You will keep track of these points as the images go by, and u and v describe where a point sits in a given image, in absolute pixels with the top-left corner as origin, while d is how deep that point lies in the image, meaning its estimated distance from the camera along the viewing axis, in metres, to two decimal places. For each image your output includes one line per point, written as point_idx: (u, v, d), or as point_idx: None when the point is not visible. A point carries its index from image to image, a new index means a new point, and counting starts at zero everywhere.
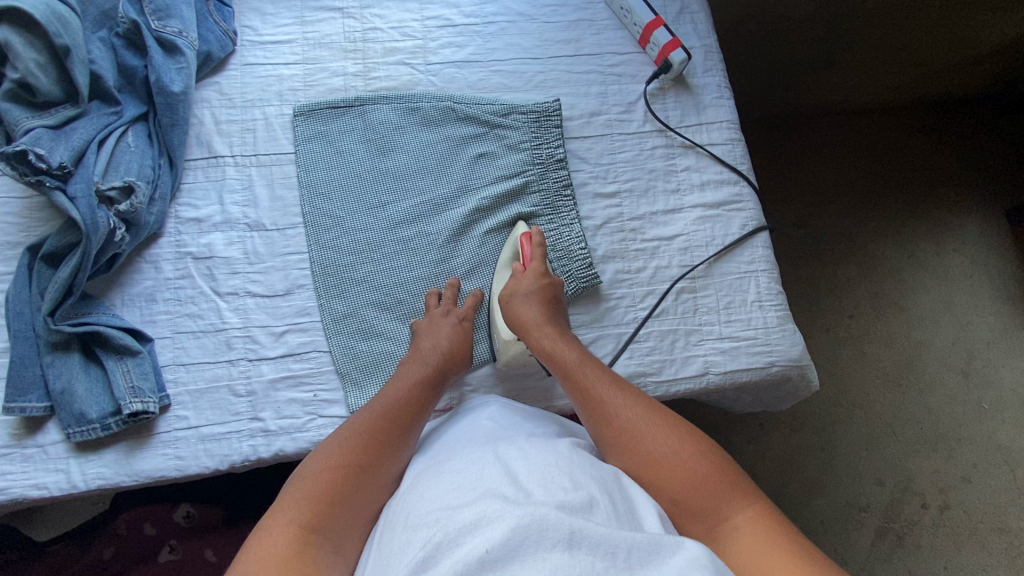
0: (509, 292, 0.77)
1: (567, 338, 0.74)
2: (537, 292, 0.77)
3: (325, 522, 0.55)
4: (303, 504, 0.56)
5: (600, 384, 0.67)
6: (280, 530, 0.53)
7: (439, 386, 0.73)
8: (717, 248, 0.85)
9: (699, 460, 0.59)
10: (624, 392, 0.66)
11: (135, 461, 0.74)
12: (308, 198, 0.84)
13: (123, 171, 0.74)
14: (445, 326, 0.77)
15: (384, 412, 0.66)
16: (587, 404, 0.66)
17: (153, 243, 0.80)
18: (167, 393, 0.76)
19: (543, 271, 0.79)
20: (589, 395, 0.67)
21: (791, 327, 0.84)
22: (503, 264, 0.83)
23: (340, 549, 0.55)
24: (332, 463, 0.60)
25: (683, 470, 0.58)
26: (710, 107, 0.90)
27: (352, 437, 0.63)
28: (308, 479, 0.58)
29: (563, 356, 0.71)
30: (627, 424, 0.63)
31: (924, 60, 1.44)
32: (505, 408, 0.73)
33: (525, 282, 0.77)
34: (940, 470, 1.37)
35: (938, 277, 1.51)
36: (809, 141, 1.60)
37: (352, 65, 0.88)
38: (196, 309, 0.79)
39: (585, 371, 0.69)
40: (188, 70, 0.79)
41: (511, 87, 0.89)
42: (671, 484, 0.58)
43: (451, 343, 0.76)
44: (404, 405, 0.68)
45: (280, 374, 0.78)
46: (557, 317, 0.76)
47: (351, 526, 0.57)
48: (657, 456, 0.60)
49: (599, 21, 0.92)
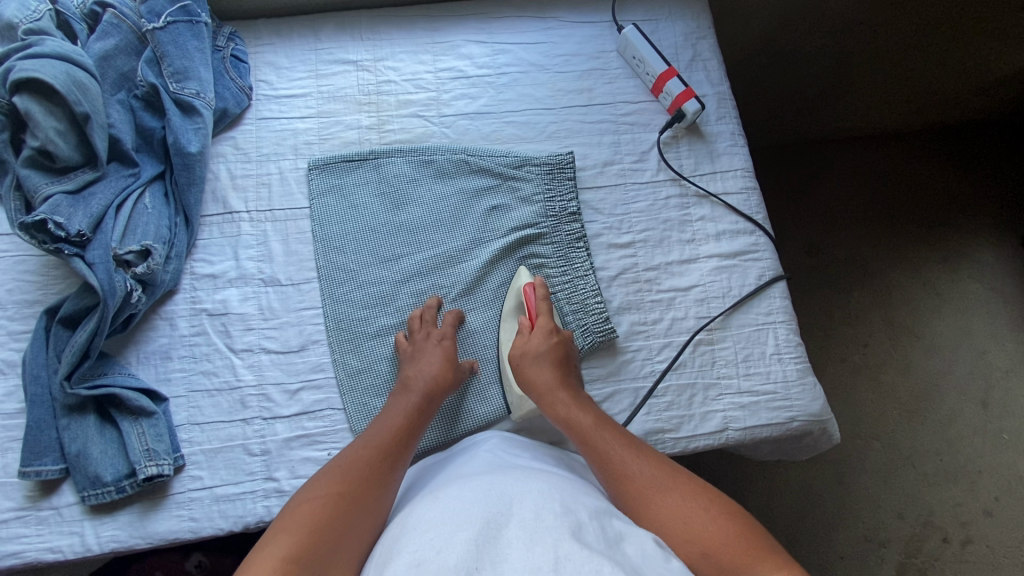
0: (519, 351, 0.77)
1: (581, 400, 0.73)
2: (548, 352, 0.76)
3: (313, 545, 0.54)
4: (290, 534, 0.54)
5: (618, 447, 0.66)
6: (266, 560, 0.51)
7: (431, 409, 0.73)
8: (733, 300, 0.84)
9: (724, 521, 0.58)
10: (643, 454, 0.66)
11: (149, 523, 0.74)
12: (321, 252, 0.83)
13: (139, 235, 0.74)
14: (427, 351, 0.76)
15: (367, 445, 0.66)
16: (609, 471, 0.65)
17: (169, 300, 0.80)
18: (181, 453, 0.76)
19: (551, 329, 0.78)
20: (606, 455, 0.66)
21: (810, 380, 0.82)
22: (507, 317, 0.83)
23: (331, 573, 0.53)
24: (319, 493, 0.59)
25: (710, 532, 0.57)
26: (724, 155, 0.90)
27: (336, 471, 0.62)
28: (296, 511, 0.57)
29: (579, 419, 0.70)
30: (651, 487, 0.62)
31: (933, 91, 1.44)
32: (506, 441, 0.74)
33: (535, 343, 0.77)
34: (962, 503, 1.34)
35: (954, 305, 1.49)
36: (821, 169, 1.58)
37: (367, 118, 0.89)
38: (211, 366, 0.79)
39: (603, 433, 0.68)
40: (205, 130, 0.80)
41: (524, 138, 0.89)
42: (700, 545, 0.56)
43: (435, 366, 0.75)
44: (388, 437, 0.68)
45: (295, 433, 0.78)
46: (570, 378, 0.75)
47: (340, 552, 0.55)
48: (681, 517, 0.59)
49: (611, 70, 0.93)
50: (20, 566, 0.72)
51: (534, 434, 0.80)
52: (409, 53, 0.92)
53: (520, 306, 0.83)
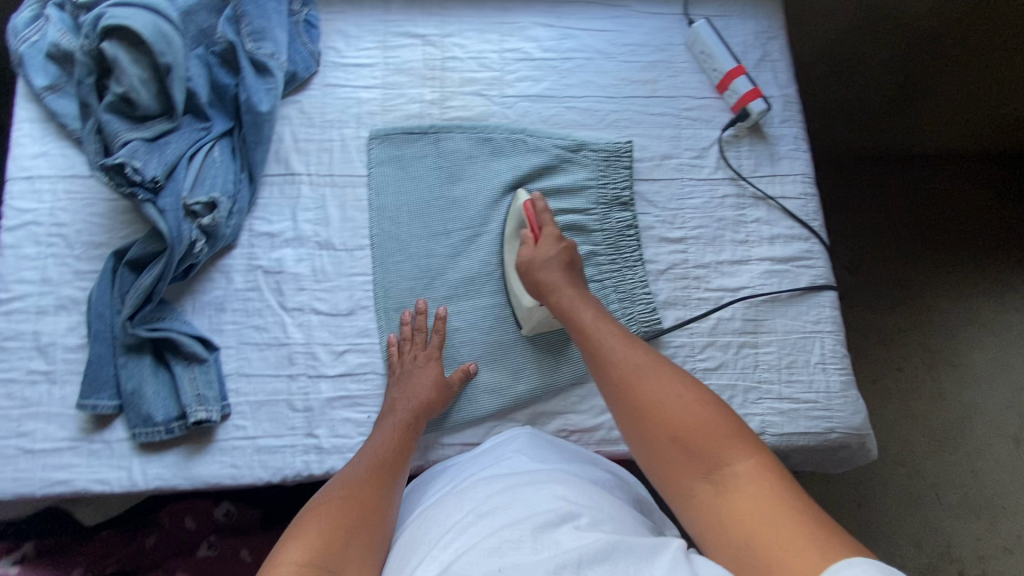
0: (526, 263, 0.78)
1: (583, 296, 0.75)
2: (557, 257, 0.77)
3: (332, 550, 0.56)
4: (304, 539, 0.56)
5: (610, 337, 0.68)
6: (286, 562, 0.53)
7: (419, 427, 0.74)
8: (781, 305, 0.83)
9: (703, 409, 0.59)
10: (632, 346, 0.67)
11: (194, 466, 0.77)
12: (376, 220, 0.85)
13: (207, 186, 0.76)
14: (414, 373, 0.77)
15: (366, 459, 0.68)
16: (595, 356, 0.68)
17: (227, 254, 0.82)
18: (228, 402, 0.78)
19: (557, 237, 0.79)
20: (597, 348, 0.68)
21: (853, 394, 0.81)
22: (511, 237, 0.84)
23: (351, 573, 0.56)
24: (329, 502, 0.61)
25: (687, 420, 0.59)
26: (785, 158, 0.89)
27: (343, 484, 0.64)
28: (310, 517, 0.59)
29: (577, 311, 0.72)
30: (634, 373, 0.64)
31: (1000, 112, 1.39)
32: (533, 440, 0.74)
33: (544, 249, 0.78)
34: (982, 538, 1.31)
35: (995, 337, 1.45)
36: (874, 183, 1.54)
37: (430, 92, 0.89)
38: (262, 322, 0.81)
39: (598, 327, 0.70)
40: (276, 90, 0.81)
41: (583, 124, 0.89)
42: (670, 428, 0.59)
43: (421, 388, 0.75)
44: (385, 448, 0.69)
45: (337, 393, 0.80)
46: (578, 280, 0.78)
47: (359, 553, 0.57)
48: (660, 402, 0.60)
49: (677, 64, 0.92)
50: (69, 493, 0.75)
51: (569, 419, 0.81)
52: (477, 31, 0.92)
53: (521, 225, 0.83)
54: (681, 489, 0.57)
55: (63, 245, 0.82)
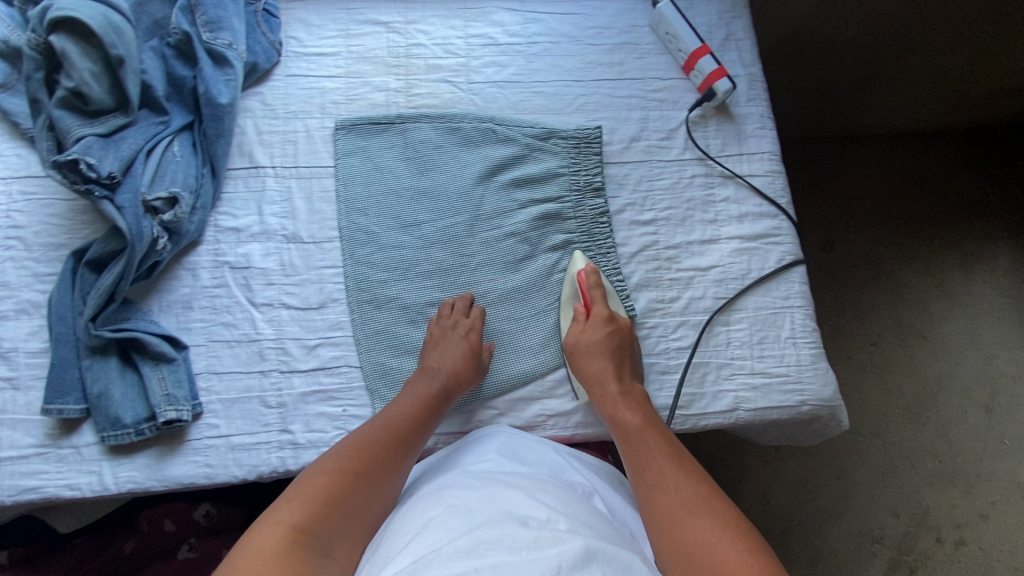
0: (572, 342, 0.80)
1: (632, 398, 0.76)
2: (603, 341, 0.78)
3: (319, 520, 0.59)
4: (300, 504, 0.60)
5: (657, 457, 0.69)
6: (275, 526, 0.57)
7: (442, 404, 0.75)
8: (751, 282, 0.84)
9: (743, 556, 0.58)
10: (683, 470, 0.68)
11: (166, 467, 0.76)
12: (345, 212, 0.84)
13: (168, 181, 0.74)
14: (445, 342, 0.77)
15: (383, 425, 0.70)
16: (641, 475, 0.69)
17: (193, 251, 0.81)
18: (199, 401, 0.77)
19: (607, 316, 0.79)
20: (643, 463, 0.69)
21: (823, 366, 0.83)
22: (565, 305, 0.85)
23: (334, 547, 0.59)
24: (331, 467, 0.65)
25: (728, 563, 0.57)
26: (752, 137, 0.89)
27: (353, 446, 0.67)
28: (306, 480, 0.63)
29: (626, 420, 0.74)
30: (679, 502, 0.64)
31: (966, 88, 1.41)
32: (511, 437, 0.75)
33: (590, 332, 0.79)
34: (958, 505, 1.34)
35: (966, 311, 1.48)
36: (841, 164, 1.58)
37: (395, 80, 0.88)
38: (231, 318, 0.80)
39: (646, 437, 0.71)
40: (235, 82, 0.79)
41: (551, 109, 0.89)
42: (710, 565, 0.57)
43: (456, 364, 0.76)
44: (401, 417, 0.72)
45: (311, 388, 0.79)
46: (627, 374, 0.78)
47: (343, 530, 0.61)
48: (704, 540, 0.60)
49: (643, 45, 0.92)
50: (39, 501, 0.74)
51: (547, 404, 0.81)
52: (441, 17, 0.91)
53: (575, 294, 0.84)
54: None
55: (22, 247, 0.79)
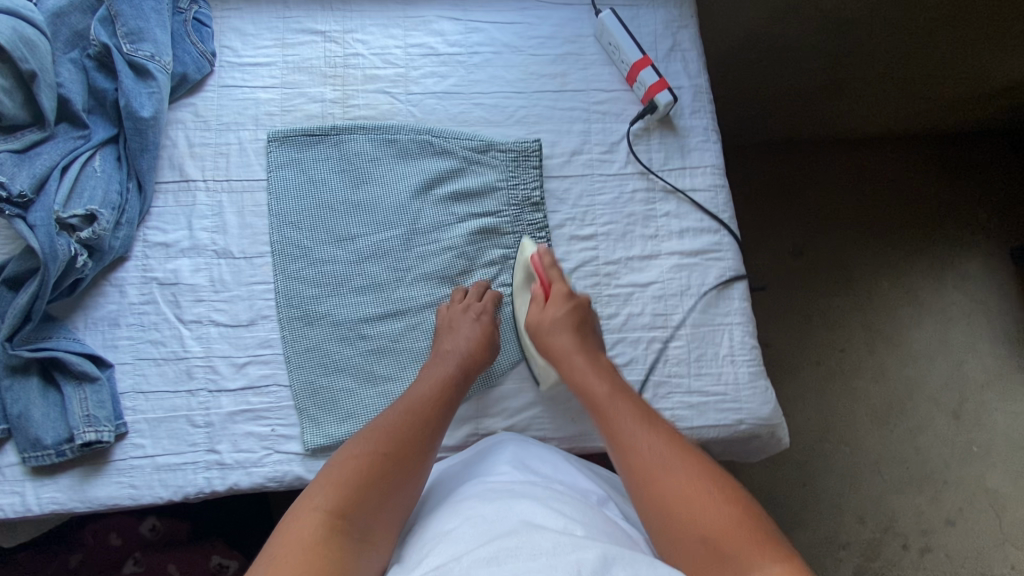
0: (535, 323, 0.77)
1: (600, 367, 0.73)
2: (565, 318, 0.75)
3: (356, 505, 0.59)
4: (330, 490, 0.60)
5: (630, 419, 0.66)
6: (311, 514, 0.57)
7: (465, 384, 0.75)
8: (691, 299, 0.83)
9: (735, 514, 0.58)
10: (655, 428, 0.65)
11: (90, 488, 0.75)
12: (277, 227, 0.82)
13: (85, 199, 0.73)
14: (460, 327, 0.77)
15: (410, 407, 0.69)
16: (618, 440, 0.65)
17: (120, 267, 0.79)
18: (124, 421, 0.76)
19: (567, 294, 0.77)
20: (614, 425, 0.67)
21: (763, 384, 0.82)
22: (522, 287, 0.83)
23: (372, 534, 0.59)
24: (361, 450, 0.64)
25: (711, 515, 0.57)
26: (695, 150, 0.88)
27: (382, 429, 0.66)
28: (337, 465, 0.63)
29: (594, 387, 0.71)
30: (663, 467, 0.62)
31: (932, 95, 1.39)
32: (520, 447, 0.74)
33: (550, 311, 0.76)
34: (923, 511, 1.34)
35: (935, 316, 1.47)
36: (810, 169, 1.56)
37: (332, 91, 0.86)
38: (159, 336, 0.78)
39: (618, 403, 0.68)
40: (159, 94, 0.77)
41: (491, 121, 0.87)
42: (699, 525, 0.57)
43: (471, 343, 0.76)
44: (423, 399, 0.71)
45: (239, 407, 0.78)
46: (590, 342, 0.76)
47: (380, 514, 0.61)
48: (686, 497, 0.59)
49: (587, 56, 0.90)
50: None
51: (481, 423, 0.80)
52: (380, 26, 0.89)
53: (530, 277, 0.82)
54: None
55: None
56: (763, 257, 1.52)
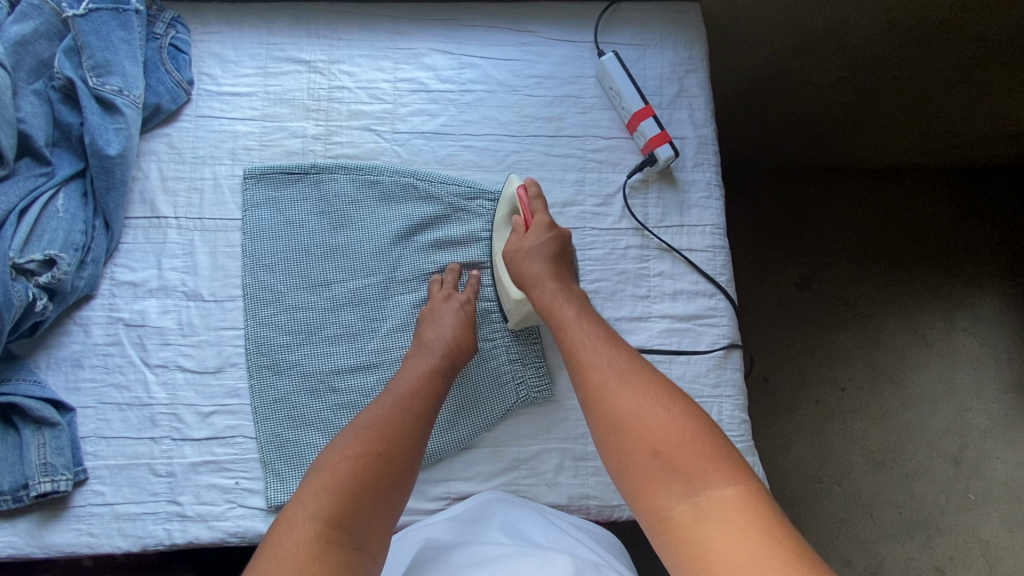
0: (512, 250, 0.75)
1: (569, 293, 0.71)
2: (542, 247, 0.73)
3: (350, 513, 0.56)
4: (321, 495, 0.56)
5: (593, 342, 0.65)
6: (303, 525, 0.54)
7: (451, 375, 0.72)
8: (680, 367, 0.79)
9: (688, 428, 0.57)
10: (618, 349, 0.65)
11: (46, 535, 0.72)
12: (249, 270, 0.78)
13: (45, 242, 0.70)
14: (446, 314, 0.75)
15: (396, 403, 0.66)
16: (579, 360, 0.64)
17: (85, 305, 0.76)
18: (83, 468, 0.73)
19: (549, 225, 0.74)
20: (578, 346, 0.66)
21: (750, 460, 0.78)
22: (503, 224, 0.79)
23: (370, 541, 0.56)
24: (349, 450, 0.60)
25: (664, 431, 0.57)
26: (695, 207, 0.83)
27: (371, 428, 0.63)
28: (325, 470, 0.59)
29: (560, 311, 0.69)
30: (620, 386, 0.61)
31: (958, 130, 1.31)
32: (515, 512, 0.71)
33: (528, 240, 0.74)
34: (914, 558, 1.31)
35: (942, 359, 1.41)
36: (825, 200, 1.48)
37: (314, 126, 0.82)
38: (123, 380, 0.76)
39: (582, 327, 0.67)
40: (128, 131, 0.75)
41: (480, 165, 0.82)
42: (651, 441, 0.57)
43: (454, 333, 0.73)
44: (412, 392, 0.68)
45: (203, 457, 0.75)
46: (564, 274, 0.73)
47: (375, 518, 0.57)
48: (640, 410, 0.59)
49: (586, 99, 0.85)
50: None
51: (453, 486, 0.76)
52: (368, 57, 0.84)
53: (513, 211, 0.79)
54: (656, 503, 0.55)
55: None
56: (770, 291, 1.45)
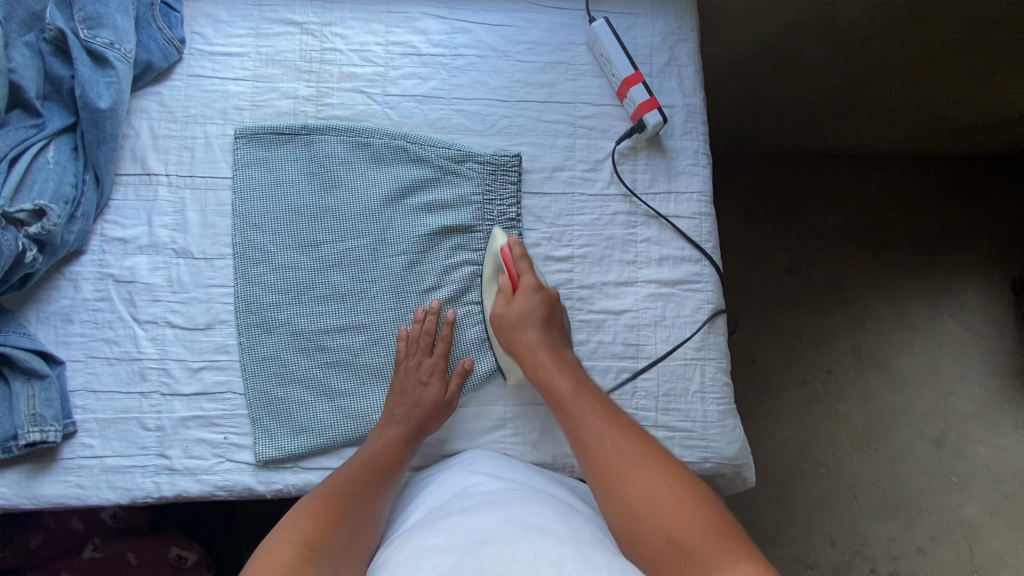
0: (501, 318, 0.75)
1: (565, 363, 0.73)
2: (532, 313, 0.74)
3: (326, 538, 0.59)
4: (300, 526, 0.59)
5: (595, 420, 0.67)
6: (280, 548, 0.56)
7: (423, 433, 0.73)
8: (664, 330, 0.80)
9: (697, 512, 0.58)
10: (619, 427, 0.66)
11: (36, 485, 0.73)
12: (239, 228, 0.79)
13: (35, 192, 0.71)
14: (417, 386, 0.74)
15: (369, 456, 0.70)
16: (584, 443, 0.66)
17: (75, 261, 0.77)
18: (73, 420, 0.74)
19: (536, 285, 0.75)
20: (579, 425, 0.68)
21: (731, 422, 0.80)
22: (489, 280, 0.80)
23: (345, 565, 0.58)
24: (323, 496, 0.64)
25: (675, 514, 0.58)
26: (683, 174, 0.84)
27: (344, 478, 0.67)
28: (301, 511, 0.62)
29: (559, 389, 0.71)
30: (630, 473, 0.62)
31: (950, 116, 1.31)
32: (497, 463, 0.73)
33: (516, 306, 0.75)
34: (895, 538, 1.33)
35: (927, 343, 1.43)
36: (815, 184, 1.49)
37: (305, 88, 0.82)
38: (113, 335, 0.76)
39: (580, 403, 0.69)
40: (119, 84, 0.75)
41: (471, 129, 0.83)
42: (663, 526, 0.57)
43: (421, 398, 0.73)
44: (387, 440, 0.72)
45: (192, 412, 0.76)
46: (557, 338, 0.74)
47: (350, 546, 0.60)
48: (649, 496, 0.60)
49: (577, 66, 0.85)
50: None
51: (441, 445, 0.78)
52: (360, 20, 0.84)
53: (499, 268, 0.79)
54: None
55: None
56: (759, 274, 1.47)
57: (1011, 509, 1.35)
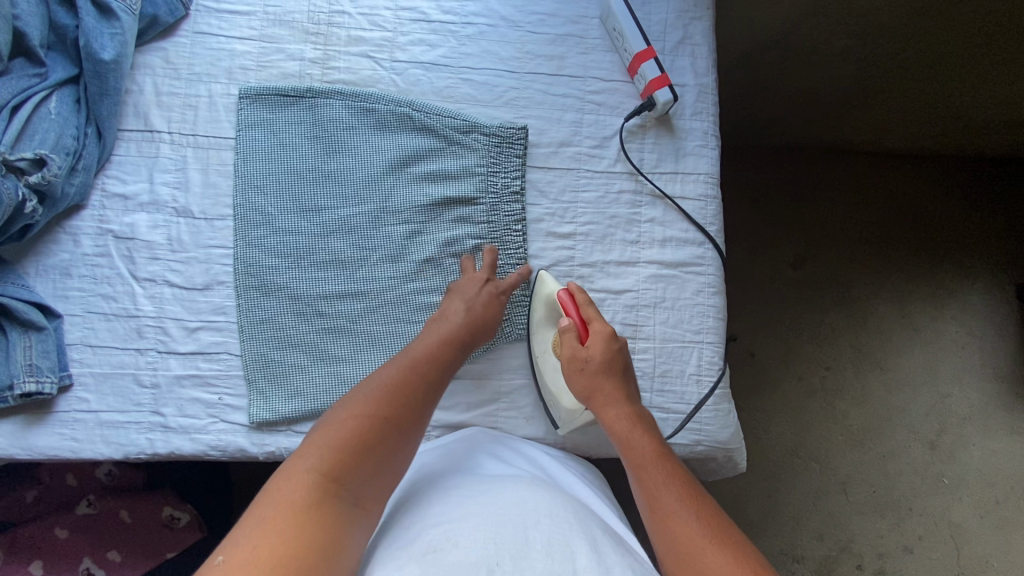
0: (572, 360, 0.72)
1: (643, 421, 0.68)
2: (609, 359, 0.71)
3: (351, 469, 0.56)
4: (322, 449, 0.56)
5: (671, 484, 0.61)
6: (301, 476, 0.53)
7: (467, 346, 0.72)
8: (664, 312, 0.80)
9: None
10: (694, 497, 0.59)
11: (31, 436, 0.73)
12: (241, 189, 0.78)
13: (37, 141, 0.71)
14: (467, 291, 0.74)
15: (409, 367, 0.66)
16: (654, 509, 0.59)
17: (75, 215, 0.76)
18: (69, 373, 0.74)
19: (611, 333, 0.72)
20: (654, 490, 0.61)
21: (726, 407, 0.79)
22: (543, 323, 0.78)
23: (366, 498, 0.56)
24: (355, 412, 0.60)
25: None
26: (690, 155, 0.83)
27: (377, 392, 0.62)
28: (330, 428, 0.58)
29: (635, 444, 0.65)
30: (699, 537, 0.55)
31: (969, 113, 1.27)
32: (500, 445, 0.74)
33: (593, 349, 0.71)
34: (883, 536, 1.33)
35: (928, 345, 1.43)
36: (824, 179, 1.47)
37: (312, 50, 0.81)
38: (110, 291, 0.76)
39: (657, 464, 0.63)
40: (123, 37, 0.75)
41: (478, 100, 0.82)
42: None
43: (477, 310, 0.73)
44: (427, 357, 0.68)
45: (188, 371, 0.76)
46: (631, 390, 0.71)
47: (374, 475, 0.57)
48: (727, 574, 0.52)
49: (589, 39, 0.84)
50: None
51: (435, 415, 0.78)
52: None
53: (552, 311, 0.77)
54: None
55: None
56: (763, 266, 1.45)
57: (1000, 514, 1.35)
